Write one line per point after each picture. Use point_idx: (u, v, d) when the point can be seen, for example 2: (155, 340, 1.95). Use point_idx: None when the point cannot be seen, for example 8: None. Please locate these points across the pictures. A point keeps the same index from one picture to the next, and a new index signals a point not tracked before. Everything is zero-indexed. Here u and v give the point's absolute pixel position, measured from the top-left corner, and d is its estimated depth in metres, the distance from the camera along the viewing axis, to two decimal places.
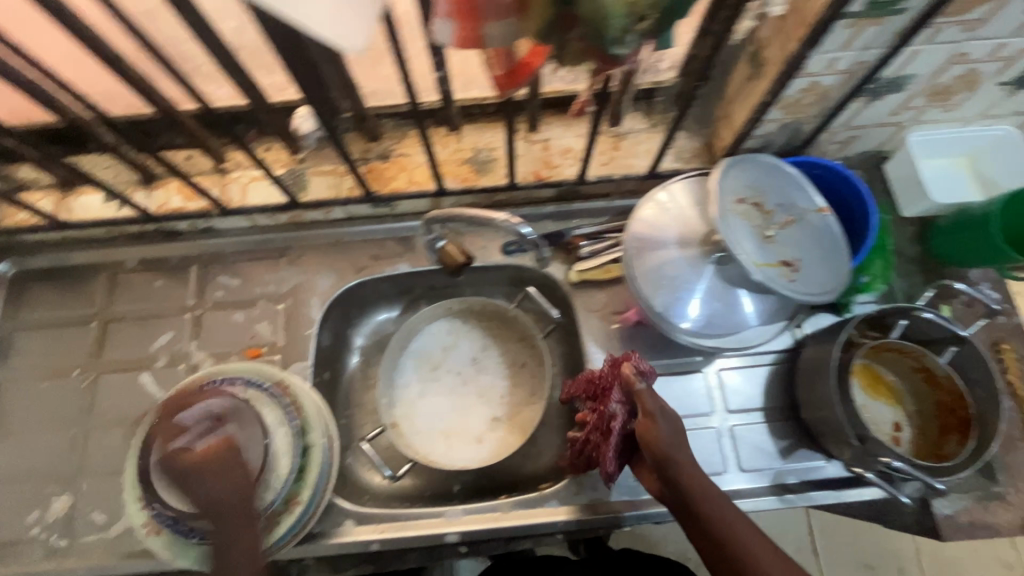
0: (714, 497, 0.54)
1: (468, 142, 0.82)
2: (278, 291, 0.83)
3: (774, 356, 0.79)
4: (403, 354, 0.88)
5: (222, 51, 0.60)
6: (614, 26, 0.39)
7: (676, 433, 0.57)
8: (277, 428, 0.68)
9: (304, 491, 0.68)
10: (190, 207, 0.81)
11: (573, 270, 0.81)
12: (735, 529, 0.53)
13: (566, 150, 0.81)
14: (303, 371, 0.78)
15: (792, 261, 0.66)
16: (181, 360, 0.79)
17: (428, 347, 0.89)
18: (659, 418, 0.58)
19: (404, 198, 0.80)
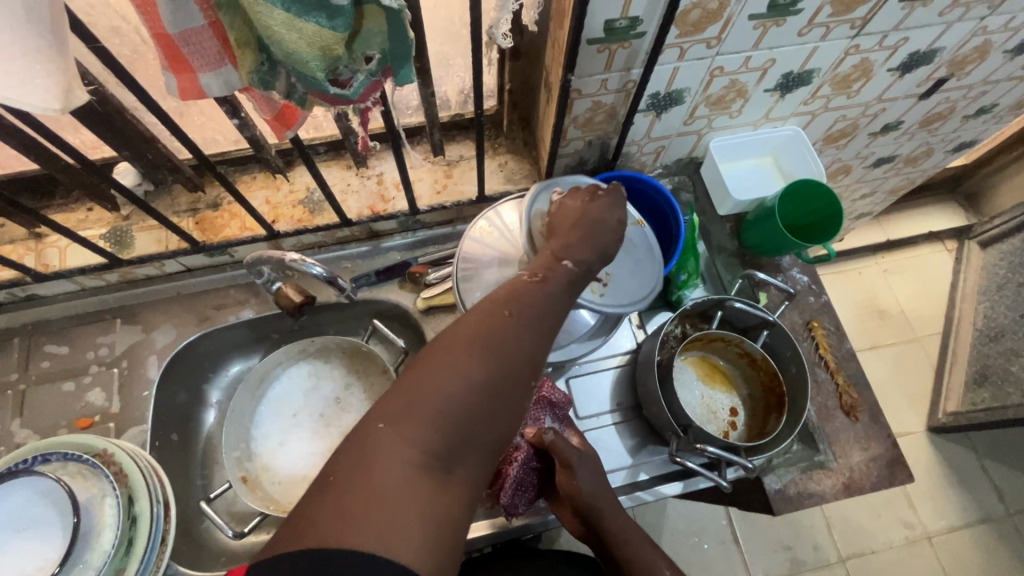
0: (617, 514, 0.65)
1: (301, 183, 0.82)
2: (112, 354, 0.79)
3: (620, 359, 0.82)
4: (261, 403, 0.85)
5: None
6: (315, 70, 0.41)
7: (594, 482, 0.64)
8: (96, 501, 0.64)
9: (131, 565, 0.64)
10: (4, 277, 0.76)
11: (420, 297, 0.82)
12: (634, 544, 0.66)
13: (400, 182, 0.83)
14: (140, 435, 0.75)
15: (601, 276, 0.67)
16: (2, 441, 0.74)
17: (288, 392, 0.86)
18: (578, 469, 0.64)
19: (237, 244, 0.79)
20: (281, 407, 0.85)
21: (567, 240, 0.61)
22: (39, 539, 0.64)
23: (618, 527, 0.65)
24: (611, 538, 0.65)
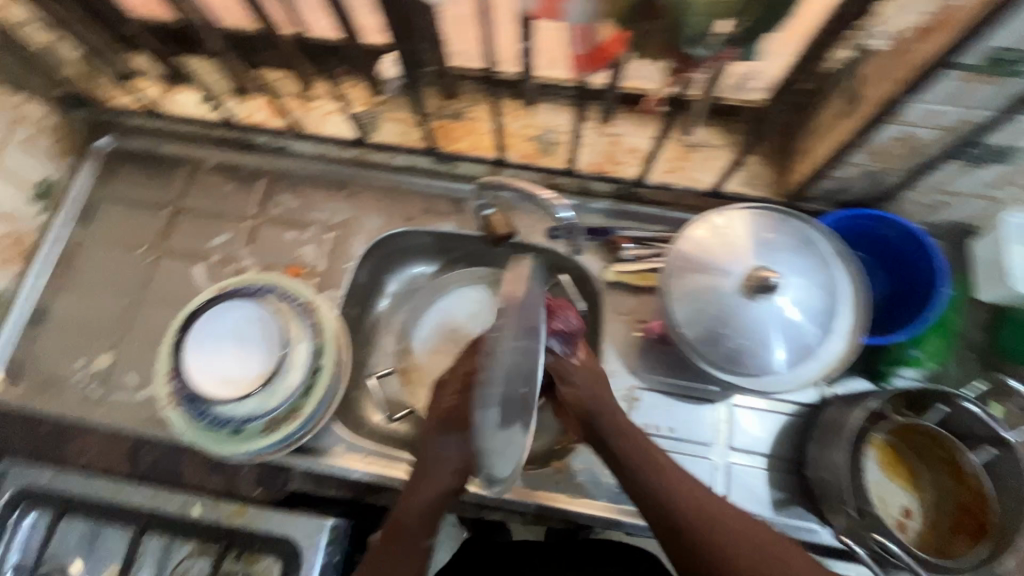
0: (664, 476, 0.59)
1: (539, 120, 0.82)
2: (330, 221, 0.87)
3: (796, 407, 0.76)
4: (432, 308, 0.91)
5: None
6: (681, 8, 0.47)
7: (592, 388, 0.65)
8: (296, 342, 0.73)
9: (308, 405, 0.73)
10: (272, 124, 0.85)
11: (611, 269, 0.80)
12: (733, 532, 0.54)
13: (633, 149, 0.80)
14: (333, 299, 0.83)
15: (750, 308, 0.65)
16: (231, 262, 0.86)
17: (455, 308, 0.91)
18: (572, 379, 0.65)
19: (464, 159, 0.82)
20: (450, 314, 0.91)
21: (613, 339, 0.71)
22: (248, 355, 0.73)
23: (711, 507, 0.56)
24: (704, 530, 0.55)
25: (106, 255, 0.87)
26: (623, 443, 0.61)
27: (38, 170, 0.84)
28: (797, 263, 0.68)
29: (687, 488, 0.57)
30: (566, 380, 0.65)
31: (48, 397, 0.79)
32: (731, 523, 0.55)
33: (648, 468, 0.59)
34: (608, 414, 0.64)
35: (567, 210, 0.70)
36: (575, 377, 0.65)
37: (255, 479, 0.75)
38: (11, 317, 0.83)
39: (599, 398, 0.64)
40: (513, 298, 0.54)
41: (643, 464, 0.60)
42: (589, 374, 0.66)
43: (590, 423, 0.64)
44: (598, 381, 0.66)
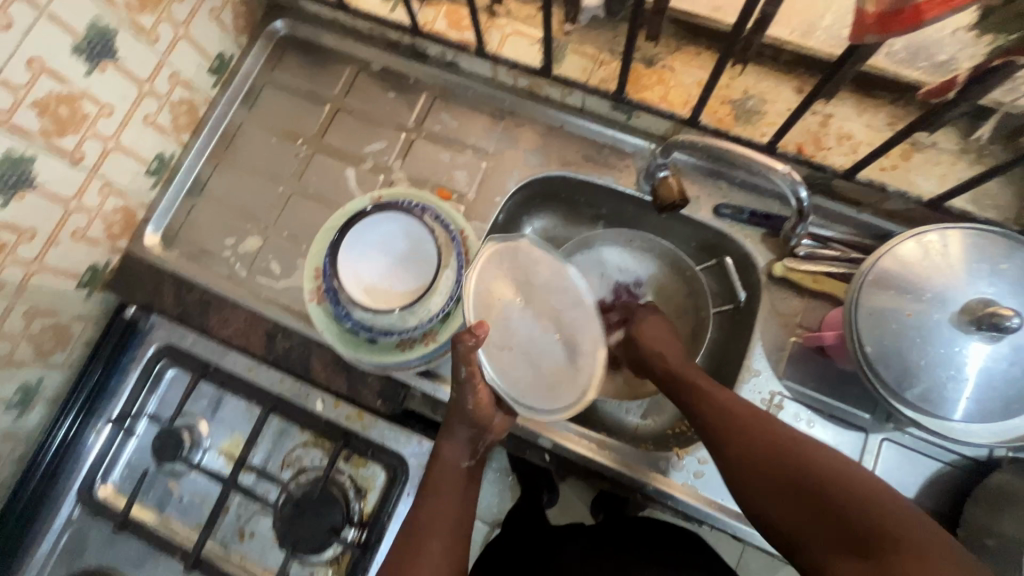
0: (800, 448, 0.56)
1: (743, 83, 0.73)
2: (486, 149, 0.83)
3: (959, 460, 0.68)
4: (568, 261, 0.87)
5: None
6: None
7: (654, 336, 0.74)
8: (445, 267, 0.70)
9: (443, 332, 0.72)
10: (451, 36, 0.81)
11: (783, 263, 0.73)
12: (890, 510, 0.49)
13: (845, 136, 0.70)
14: (477, 231, 0.81)
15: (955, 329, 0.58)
16: (382, 172, 0.84)
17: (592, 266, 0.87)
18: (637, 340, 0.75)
19: (649, 111, 0.74)
20: (597, 268, 0.88)
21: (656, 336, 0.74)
22: (395, 270, 0.73)
23: (862, 486, 0.51)
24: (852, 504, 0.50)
25: (264, 140, 0.87)
26: (720, 411, 0.62)
27: (217, 41, 0.84)
28: (1013, 300, 0.59)
29: (814, 459, 0.54)
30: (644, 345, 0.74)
31: (197, 266, 0.83)
32: (888, 505, 0.49)
33: (771, 450, 0.57)
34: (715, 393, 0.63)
35: (805, 191, 0.63)
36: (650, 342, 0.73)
37: (378, 391, 0.74)
38: (172, 182, 0.85)
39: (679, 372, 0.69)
40: (511, 268, 0.67)
41: (774, 449, 0.57)
42: (669, 344, 0.72)
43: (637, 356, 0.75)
44: (671, 343, 0.73)
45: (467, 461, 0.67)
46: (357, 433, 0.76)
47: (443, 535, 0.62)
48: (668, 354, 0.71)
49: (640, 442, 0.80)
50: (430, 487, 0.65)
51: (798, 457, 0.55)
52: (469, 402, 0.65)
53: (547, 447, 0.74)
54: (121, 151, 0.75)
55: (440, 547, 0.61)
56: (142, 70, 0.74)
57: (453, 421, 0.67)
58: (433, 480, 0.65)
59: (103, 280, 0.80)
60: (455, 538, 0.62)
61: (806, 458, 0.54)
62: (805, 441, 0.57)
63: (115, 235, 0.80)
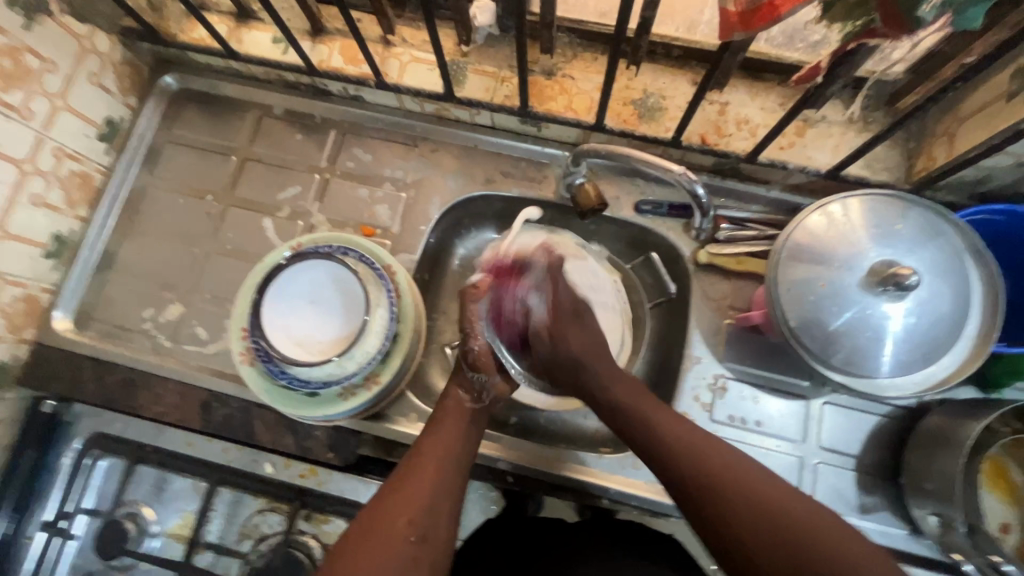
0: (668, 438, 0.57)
1: (641, 83, 0.75)
2: (404, 179, 0.82)
3: (894, 410, 0.72)
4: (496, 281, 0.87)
5: None
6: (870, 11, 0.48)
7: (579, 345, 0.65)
8: (376, 307, 0.69)
9: (384, 373, 0.70)
10: (348, 71, 0.79)
11: (704, 250, 0.75)
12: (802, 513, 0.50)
13: (744, 121, 0.73)
14: (407, 263, 0.79)
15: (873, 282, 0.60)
16: (301, 217, 0.82)
17: None
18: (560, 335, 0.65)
19: (556, 121, 0.75)
20: None
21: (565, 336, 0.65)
22: (324, 317, 0.71)
23: (732, 472, 0.53)
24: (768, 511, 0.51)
25: (172, 201, 0.83)
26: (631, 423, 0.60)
27: (103, 107, 0.79)
28: (914, 258, 0.63)
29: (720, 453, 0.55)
30: (560, 333, 0.65)
31: (117, 344, 0.78)
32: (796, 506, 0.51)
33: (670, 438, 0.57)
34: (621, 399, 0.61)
35: (702, 187, 0.64)
36: (570, 338, 0.65)
37: (327, 443, 0.72)
38: (77, 261, 0.80)
39: (598, 358, 0.64)
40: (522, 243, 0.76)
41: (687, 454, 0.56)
42: (592, 340, 0.65)
43: (564, 368, 0.65)
44: (596, 345, 0.65)
45: (471, 402, 0.65)
46: (313, 491, 0.74)
47: (437, 464, 0.59)
48: (574, 336, 0.65)
49: (601, 445, 0.80)
50: (433, 421, 0.64)
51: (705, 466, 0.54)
52: (472, 352, 0.67)
53: (508, 469, 0.73)
54: (10, 238, 0.70)
55: (434, 475, 0.58)
56: (20, 149, 0.69)
57: (462, 365, 0.68)
58: (436, 417, 0.64)
59: (12, 376, 0.74)
60: (450, 463, 0.59)
61: (715, 465, 0.54)
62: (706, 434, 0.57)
63: (19, 327, 0.74)
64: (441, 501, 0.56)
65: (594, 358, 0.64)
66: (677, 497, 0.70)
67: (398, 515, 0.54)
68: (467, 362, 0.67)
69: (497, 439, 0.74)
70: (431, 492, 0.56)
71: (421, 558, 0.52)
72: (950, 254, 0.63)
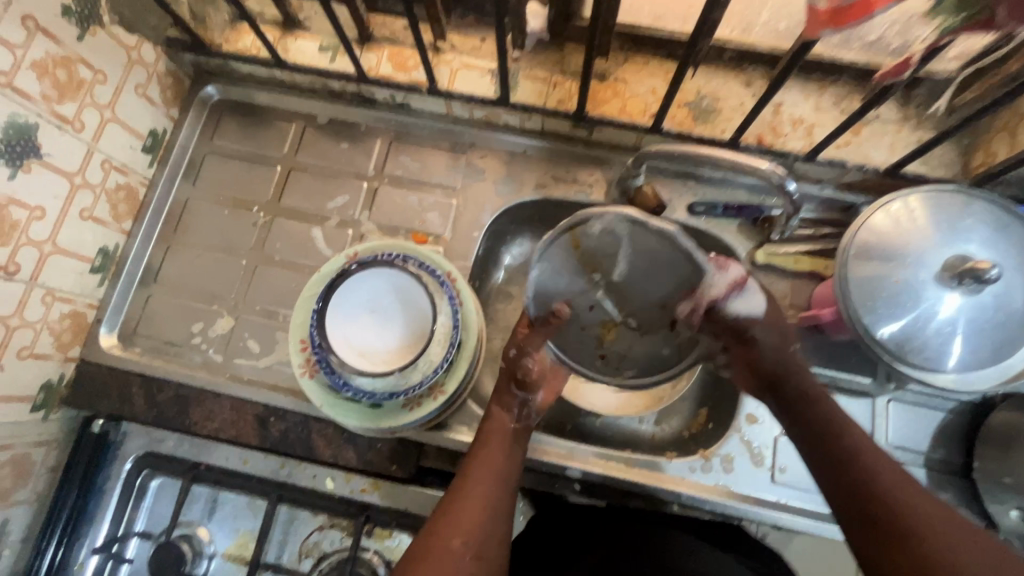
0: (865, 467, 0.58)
1: (695, 85, 0.75)
2: (453, 186, 0.82)
3: (959, 405, 0.72)
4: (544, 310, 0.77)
5: None
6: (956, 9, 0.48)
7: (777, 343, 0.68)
8: (441, 316, 0.68)
9: (449, 382, 0.69)
10: (398, 78, 0.79)
11: (763, 249, 0.75)
12: (971, 548, 0.49)
13: (798, 121, 0.73)
14: (460, 270, 0.79)
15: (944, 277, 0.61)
16: (351, 225, 0.81)
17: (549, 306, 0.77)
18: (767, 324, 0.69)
19: (612, 124, 0.75)
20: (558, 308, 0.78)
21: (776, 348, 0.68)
22: (384, 327, 0.70)
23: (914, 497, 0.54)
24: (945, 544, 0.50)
25: (216, 212, 0.82)
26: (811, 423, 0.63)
27: (147, 118, 0.78)
28: (983, 251, 0.63)
29: (907, 486, 0.55)
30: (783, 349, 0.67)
31: (165, 360, 0.76)
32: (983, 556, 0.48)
33: (842, 451, 0.59)
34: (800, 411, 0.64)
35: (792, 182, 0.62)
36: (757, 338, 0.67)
37: (390, 455, 0.70)
38: (121, 275, 0.78)
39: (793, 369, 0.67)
40: None
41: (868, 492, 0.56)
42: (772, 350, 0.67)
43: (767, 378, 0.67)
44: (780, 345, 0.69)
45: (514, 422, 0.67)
46: (376, 505, 0.71)
47: (486, 487, 0.61)
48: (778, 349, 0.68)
49: (662, 451, 0.79)
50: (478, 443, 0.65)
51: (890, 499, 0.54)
52: (529, 365, 0.68)
53: (575, 476, 0.71)
54: (60, 253, 0.68)
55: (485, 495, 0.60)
56: (71, 162, 0.67)
57: (510, 383, 0.69)
58: (481, 437, 0.65)
59: (59, 397, 0.72)
60: (502, 489, 0.61)
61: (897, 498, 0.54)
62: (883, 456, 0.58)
63: (66, 344, 0.72)
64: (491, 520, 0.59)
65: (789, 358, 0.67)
66: (749, 501, 0.69)
67: (450, 536, 0.56)
68: (520, 377, 0.69)
69: (566, 448, 0.72)
70: (488, 519, 0.59)
71: (480, 574, 0.55)
72: (1020, 247, 0.63)
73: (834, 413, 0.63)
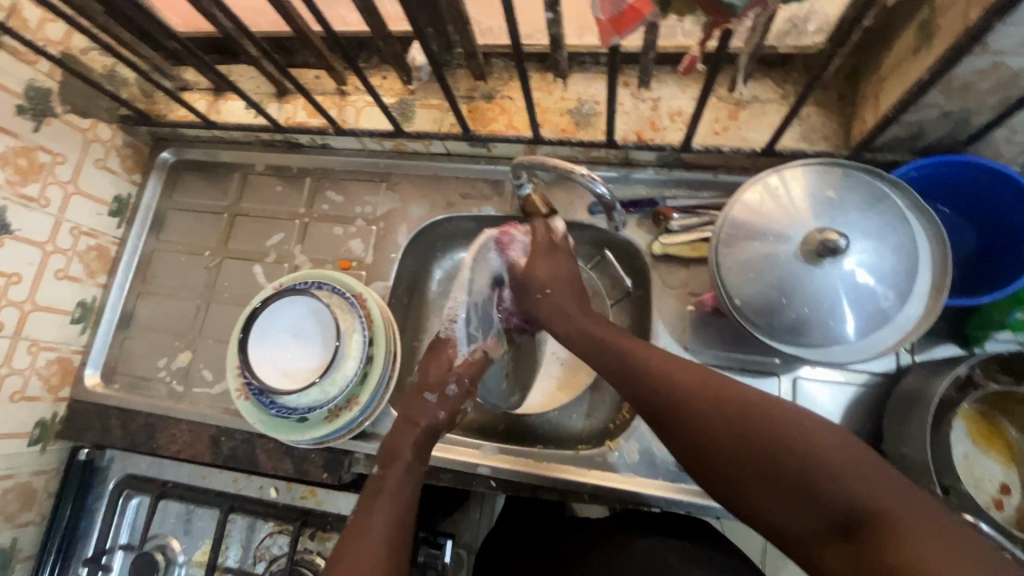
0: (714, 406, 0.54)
1: (574, 92, 0.78)
2: (373, 214, 0.89)
3: (871, 377, 0.70)
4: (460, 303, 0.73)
5: None
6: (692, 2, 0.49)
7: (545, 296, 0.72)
8: (350, 334, 0.74)
9: (364, 394, 0.75)
10: (312, 123, 0.87)
11: (658, 241, 0.77)
12: (826, 440, 0.48)
13: (677, 113, 0.75)
14: (382, 289, 0.85)
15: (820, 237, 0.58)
16: (286, 259, 0.90)
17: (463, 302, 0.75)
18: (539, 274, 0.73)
19: (500, 140, 0.80)
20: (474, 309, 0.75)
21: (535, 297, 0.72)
22: (306, 348, 0.77)
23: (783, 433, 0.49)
24: (798, 446, 0.48)
25: (176, 260, 0.93)
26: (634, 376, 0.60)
27: (111, 187, 0.91)
28: (852, 219, 0.62)
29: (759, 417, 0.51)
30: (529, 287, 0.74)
31: (138, 393, 0.87)
32: (832, 445, 0.47)
33: (676, 383, 0.57)
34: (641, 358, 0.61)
35: (600, 186, 0.65)
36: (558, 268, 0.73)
37: (322, 464, 0.77)
38: (101, 323, 0.91)
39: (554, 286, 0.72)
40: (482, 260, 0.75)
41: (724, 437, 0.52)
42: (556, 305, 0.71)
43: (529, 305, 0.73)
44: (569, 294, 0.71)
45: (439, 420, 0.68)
46: (315, 510, 0.79)
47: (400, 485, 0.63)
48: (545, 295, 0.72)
49: (583, 443, 0.82)
50: (375, 485, 0.63)
51: (733, 418, 0.52)
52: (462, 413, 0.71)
53: (487, 474, 0.74)
54: (40, 309, 0.81)
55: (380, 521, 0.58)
56: (40, 233, 0.80)
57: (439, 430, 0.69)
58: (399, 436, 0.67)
59: (54, 431, 0.85)
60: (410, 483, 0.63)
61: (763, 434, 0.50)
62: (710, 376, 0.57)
63: (56, 386, 0.85)
64: (394, 546, 0.57)
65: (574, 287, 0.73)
66: (655, 487, 0.71)
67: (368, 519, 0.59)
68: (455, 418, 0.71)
69: (476, 446, 0.76)
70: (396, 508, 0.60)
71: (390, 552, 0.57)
72: (894, 212, 0.62)
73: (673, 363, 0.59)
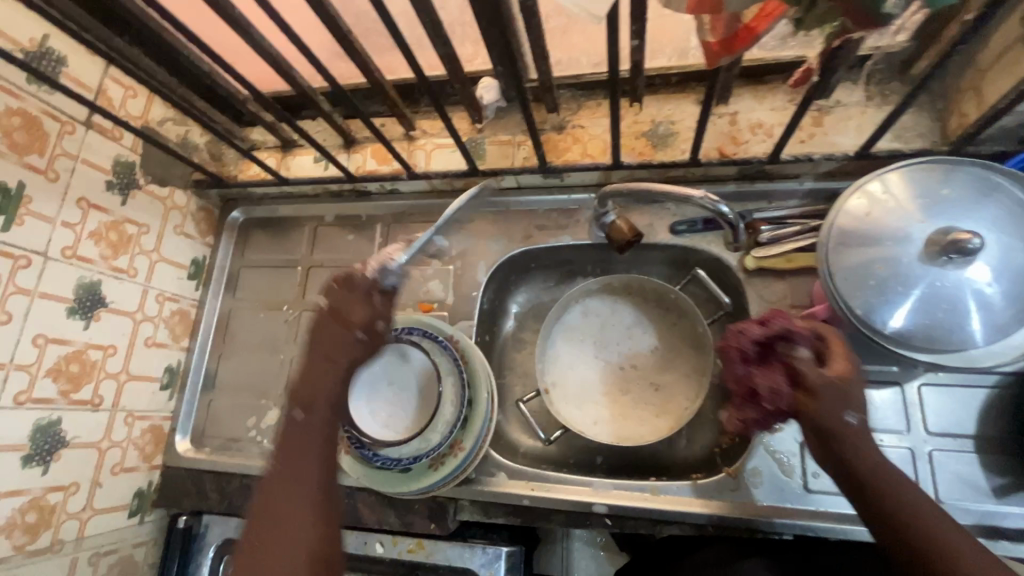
0: (929, 531, 0.48)
1: (647, 114, 0.78)
2: (449, 253, 0.88)
3: (1000, 378, 0.67)
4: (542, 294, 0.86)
5: (440, 36, 0.64)
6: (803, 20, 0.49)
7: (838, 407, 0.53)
8: (447, 376, 0.73)
9: (467, 439, 0.74)
10: (382, 170, 0.88)
11: (751, 256, 0.75)
12: None
13: (758, 125, 0.74)
14: (467, 330, 0.84)
15: (953, 239, 0.56)
16: None
17: None
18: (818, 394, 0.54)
19: (576, 169, 0.79)
20: None
21: (827, 420, 0.53)
22: (402, 395, 0.76)
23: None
24: None
25: (255, 316, 0.94)
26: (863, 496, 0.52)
27: (188, 251, 0.92)
28: (976, 219, 0.59)
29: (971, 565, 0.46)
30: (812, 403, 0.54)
31: (229, 455, 0.87)
32: None
33: (880, 496, 0.51)
34: (860, 469, 0.52)
35: (724, 206, 0.67)
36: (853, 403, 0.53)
37: (428, 514, 0.76)
38: (186, 386, 0.91)
39: (845, 436, 0.52)
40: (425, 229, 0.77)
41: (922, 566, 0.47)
42: (849, 425, 0.53)
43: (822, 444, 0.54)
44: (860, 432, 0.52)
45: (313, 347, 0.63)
46: (423, 563, 0.75)
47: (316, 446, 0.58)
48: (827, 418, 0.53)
49: (694, 471, 0.79)
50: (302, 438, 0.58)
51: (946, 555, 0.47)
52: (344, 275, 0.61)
53: (604, 512, 0.71)
54: (133, 379, 0.82)
55: (290, 497, 0.54)
56: (131, 303, 0.81)
57: None
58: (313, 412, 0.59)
59: (151, 500, 0.85)
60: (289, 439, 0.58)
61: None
62: (959, 532, 0.47)
63: (150, 456, 0.85)
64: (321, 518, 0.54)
65: (846, 423, 0.52)
66: (786, 514, 0.67)
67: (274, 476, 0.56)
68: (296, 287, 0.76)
69: (585, 484, 0.73)
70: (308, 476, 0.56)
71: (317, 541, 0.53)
72: (1011, 205, 0.60)
73: (887, 475, 0.51)
